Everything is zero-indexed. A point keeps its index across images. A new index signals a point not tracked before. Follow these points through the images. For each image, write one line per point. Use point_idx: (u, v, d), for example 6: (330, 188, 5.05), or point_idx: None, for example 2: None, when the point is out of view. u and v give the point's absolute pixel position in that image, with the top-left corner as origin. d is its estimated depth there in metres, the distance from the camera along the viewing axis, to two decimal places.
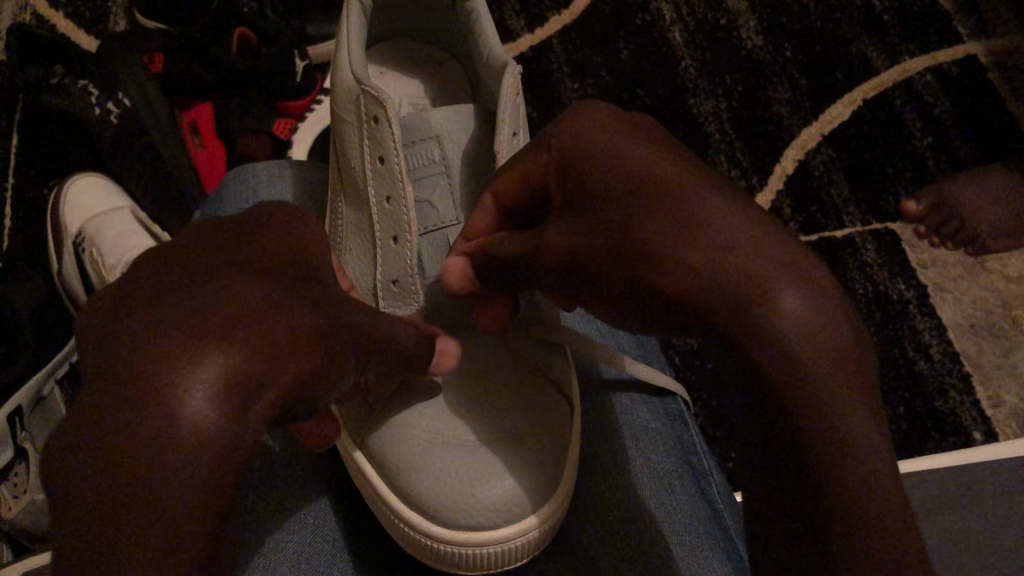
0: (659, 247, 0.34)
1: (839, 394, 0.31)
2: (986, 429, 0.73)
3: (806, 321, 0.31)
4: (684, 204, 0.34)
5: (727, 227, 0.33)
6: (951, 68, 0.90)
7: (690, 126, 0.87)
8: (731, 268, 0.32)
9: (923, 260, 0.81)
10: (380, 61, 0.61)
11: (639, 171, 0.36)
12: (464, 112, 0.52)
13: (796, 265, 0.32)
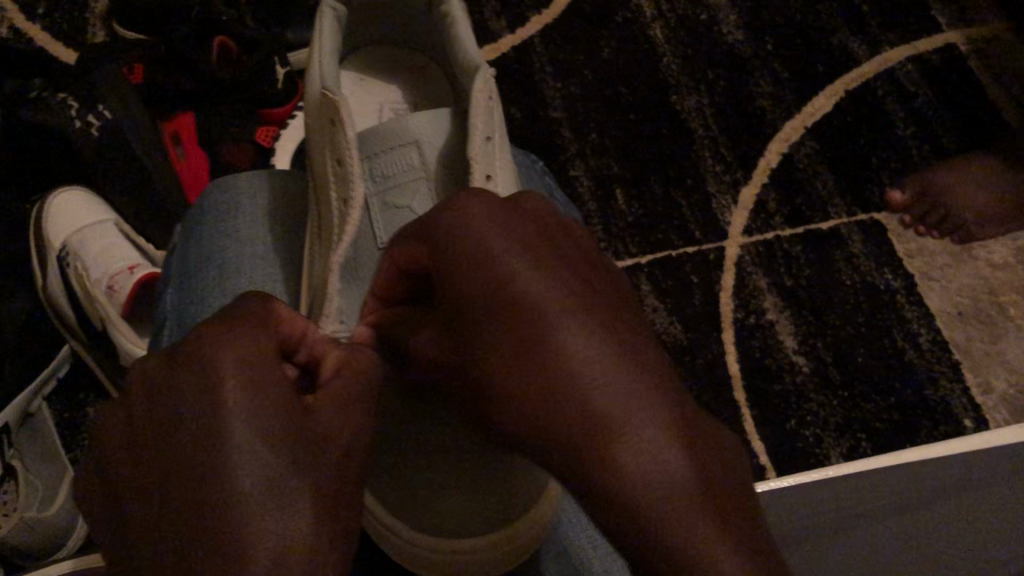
0: (521, 378, 0.33)
1: (676, 518, 0.29)
2: (976, 416, 0.74)
3: (655, 456, 0.30)
4: (527, 320, 0.33)
5: (571, 347, 0.32)
6: (931, 58, 0.90)
7: (674, 122, 0.87)
8: (575, 412, 0.31)
9: (909, 249, 0.81)
10: (359, 67, 0.61)
11: (490, 272, 0.34)
12: (439, 117, 0.52)
13: (623, 386, 0.31)
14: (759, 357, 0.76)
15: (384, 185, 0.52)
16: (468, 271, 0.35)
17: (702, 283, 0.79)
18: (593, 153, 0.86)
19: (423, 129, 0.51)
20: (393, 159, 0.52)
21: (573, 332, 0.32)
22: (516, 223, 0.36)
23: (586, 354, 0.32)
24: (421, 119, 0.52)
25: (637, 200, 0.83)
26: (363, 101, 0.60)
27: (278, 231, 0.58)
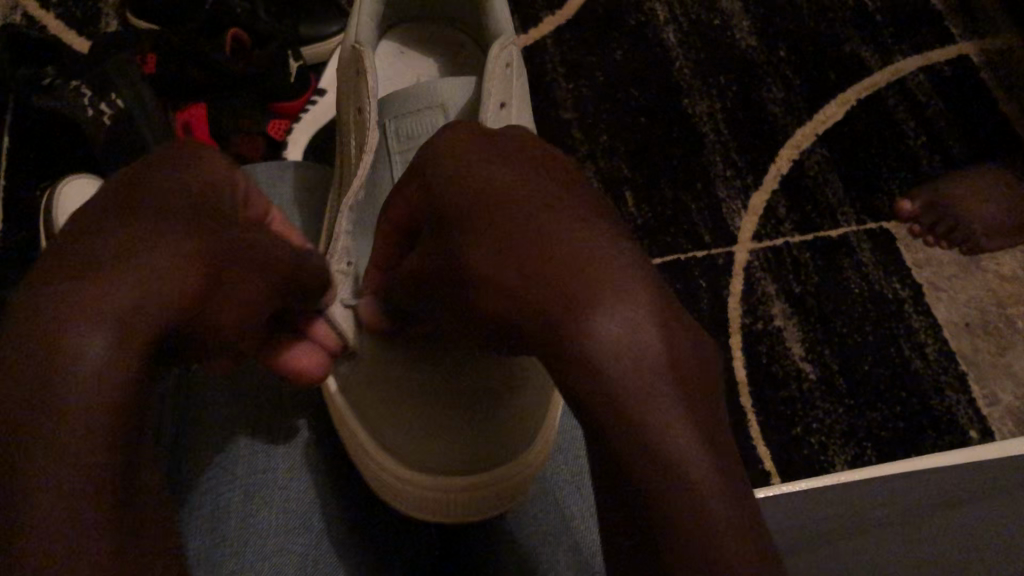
0: (503, 272, 0.34)
1: (664, 407, 0.29)
2: (982, 429, 0.74)
3: (630, 336, 0.31)
4: (527, 228, 0.34)
5: (577, 250, 0.33)
6: (944, 68, 0.90)
7: (685, 126, 0.87)
8: (555, 301, 0.32)
9: (918, 259, 0.81)
10: (400, 43, 0.61)
11: (496, 189, 0.36)
12: (468, 84, 0.53)
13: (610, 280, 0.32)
14: (765, 362, 0.76)
15: (407, 145, 0.52)
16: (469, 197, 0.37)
17: (710, 288, 0.79)
18: (603, 154, 0.86)
19: (450, 94, 0.52)
20: (418, 120, 0.52)
21: (566, 235, 0.33)
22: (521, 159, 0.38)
23: (588, 249, 0.33)
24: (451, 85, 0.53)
25: (646, 203, 0.83)
26: (399, 75, 0.60)
27: (303, 204, 0.58)
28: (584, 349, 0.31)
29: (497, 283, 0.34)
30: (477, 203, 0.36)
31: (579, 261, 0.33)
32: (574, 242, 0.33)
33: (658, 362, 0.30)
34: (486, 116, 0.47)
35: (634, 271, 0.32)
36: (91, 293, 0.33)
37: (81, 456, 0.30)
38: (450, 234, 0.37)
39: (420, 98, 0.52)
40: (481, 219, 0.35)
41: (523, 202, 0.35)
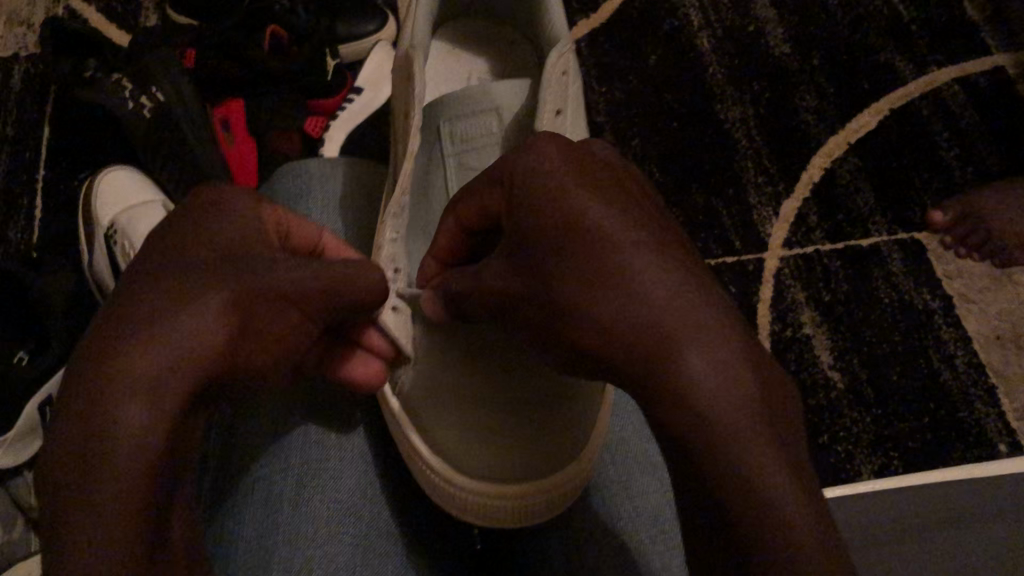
0: (585, 308, 0.36)
1: (745, 444, 0.30)
2: (1010, 441, 0.73)
3: (716, 373, 0.31)
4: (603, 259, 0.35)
5: (654, 284, 0.34)
6: (979, 80, 0.90)
7: (717, 132, 0.87)
8: (643, 334, 0.34)
9: (949, 270, 0.81)
10: (447, 39, 0.61)
11: (571, 207, 0.37)
12: (521, 87, 0.53)
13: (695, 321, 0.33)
14: (794, 370, 0.76)
15: (462, 148, 0.53)
16: (551, 224, 0.37)
17: (740, 294, 0.79)
18: (635, 158, 0.86)
19: (505, 97, 0.53)
20: (473, 123, 0.53)
21: (640, 275, 0.34)
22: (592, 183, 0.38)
23: (661, 290, 0.34)
24: (505, 88, 0.53)
25: (677, 208, 0.84)
26: (447, 71, 0.60)
27: (349, 206, 0.58)
28: (673, 382, 0.32)
29: (588, 330, 0.35)
30: (558, 237, 0.37)
31: (652, 309, 0.34)
32: (649, 279, 0.34)
33: (743, 402, 0.31)
34: (541, 126, 0.47)
35: (708, 304, 0.34)
36: (157, 315, 0.34)
37: (131, 473, 0.31)
38: (533, 262, 0.38)
39: (474, 99, 0.52)
40: (557, 273, 0.37)
41: (612, 229, 0.36)
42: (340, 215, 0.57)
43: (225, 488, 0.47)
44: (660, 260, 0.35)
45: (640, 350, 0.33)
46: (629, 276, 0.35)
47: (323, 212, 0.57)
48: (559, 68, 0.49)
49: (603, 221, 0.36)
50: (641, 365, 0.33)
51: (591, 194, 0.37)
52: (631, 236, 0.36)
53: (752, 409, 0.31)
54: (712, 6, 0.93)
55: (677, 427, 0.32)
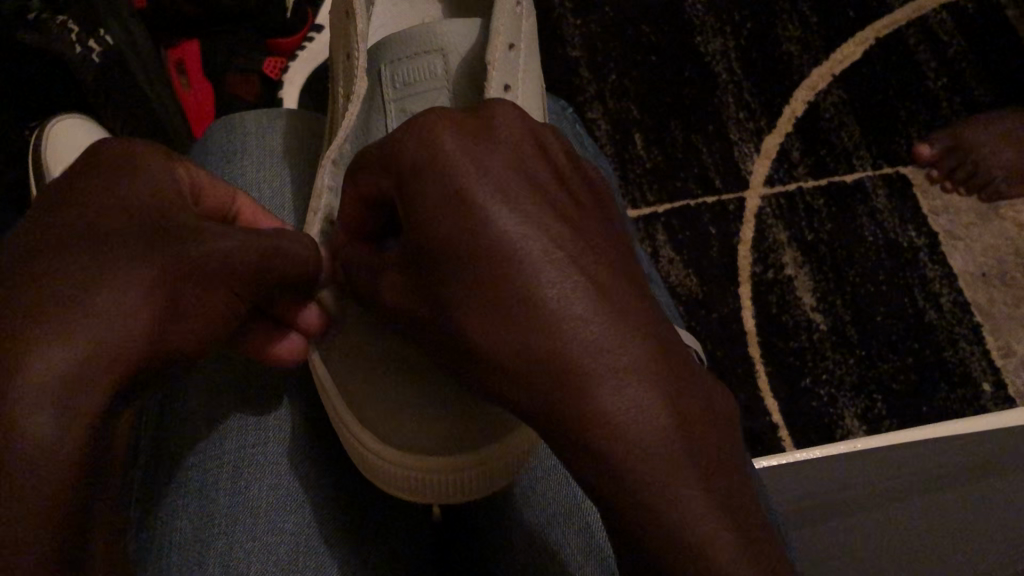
0: (489, 321, 0.30)
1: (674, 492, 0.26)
2: (996, 381, 0.72)
3: (633, 406, 0.27)
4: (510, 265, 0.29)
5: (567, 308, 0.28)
6: (967, 5, 0.87)
7: (697, 64, 0.84)
8: (550, 358, 0.28)
9: (935, 206, 0.79)
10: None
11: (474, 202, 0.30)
12: (468, 29, 0.48)
13: (614, 357, 0.28)
14: (775, 312, 0.74)
15: (402, 93, 0.47)
16: (445, 208, 0.31)
17: (720, 235, 0.77)
18: (612, 94, 0.83)
19: (451, 39, 0.48)
20: (416, 65, 0.48)
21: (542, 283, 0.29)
22: (499, 161, 0.32)
23: (569, 302, 0.28)
24: (453, 28, 0.48)
25: (656, 146, 0.81)
26: (400, 14, 0.57)
27: (295, 152, 0.55)
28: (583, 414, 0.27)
29: (481, 346, 0.30)
30: (455, 227, 0.30)
31: (559, 322, 0.28)
32: (552, 288, 0.29)
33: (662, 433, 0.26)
34: (491, 66, 0.43)
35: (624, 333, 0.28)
36: (60, 296, 0.28)
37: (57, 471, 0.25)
38: (418, 259, 0.32)
39: (419, 40, 0.48)
40: (445, 275, 0.31)
41: (507, 224, 0.30)
42: (288, 161, 0.54)
43: (160, 466, 0.44)
44: (568, 264, 0.29)
45: (542, 373, 0.28)
46: (526, 280, 0.29)
47: (271, 159, 0.54)
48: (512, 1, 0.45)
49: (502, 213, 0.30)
50: (546, 394, 0.28)
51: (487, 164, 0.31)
52: (534, 230, 0.30)
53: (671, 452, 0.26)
54: None
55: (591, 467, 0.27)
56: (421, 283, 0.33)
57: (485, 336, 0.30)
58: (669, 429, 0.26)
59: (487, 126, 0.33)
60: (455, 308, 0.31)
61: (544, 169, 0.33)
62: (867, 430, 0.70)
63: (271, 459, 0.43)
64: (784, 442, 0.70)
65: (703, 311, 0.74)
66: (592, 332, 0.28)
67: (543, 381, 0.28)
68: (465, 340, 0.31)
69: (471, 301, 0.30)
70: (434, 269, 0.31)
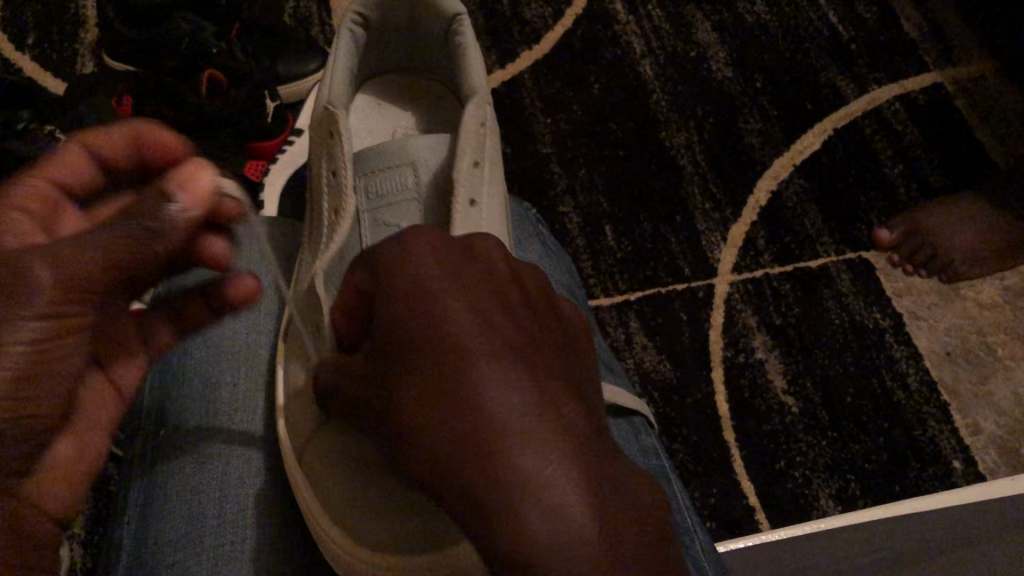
0: (417, 405, 0.30)
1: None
2: (965, 458, 0.73)
3: (551, 487, 0.26)
4: (449, 349, 0.30)
5: (493, 391, 0.28)
6: (918, 96, 0.91)
7: (663, 158, 0.87)
8: (467, 438, 0.28)
9: (898, 288, 0.81)
10: (375, 94, 0.61)
11: (435, 297, 0.32)
12: (439, 141, 0.52)
13: (533, 439, 0.27)
14: (746, 396, 0.76)
15: (376, 203, 0.52)
16: (410, 302, 0.32)
17: (691, 322, 0.79)
18: (582, 188, 0.86)
19: (420, 151, 0.52)
20: (389, 177, 0.52)
21: (479, 369, 0.29)
22: (474, 274, 0.33)
23: (497, 386, 0.28)
24: (423, 143, 0.52)
25: (626, 237, 0.83)
26: (375, 125, 0.60)
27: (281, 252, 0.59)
28: (493, 490, 0.27)
29: (407, 428, 0.30)
30: (413, 319, 0.32)
31: (483, 396, 0.28)
32: (482, 373, 0.29)
33: (570, 521, 0.25)
34: (458, 179, 0.48)
35: (549, 421, 0.28)
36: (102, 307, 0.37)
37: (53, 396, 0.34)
38: (379, 355, 0.33)
39: (391, 154, 0.52)
40: (393, 363, 0.32)
41: (462, 317, 0.31)
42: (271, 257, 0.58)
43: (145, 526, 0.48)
44: (507, 356, 0.29)
45: (458, 455, 0.28)
46: (462, 367, 0.29)
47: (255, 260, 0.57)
48: (476, 117, 0.49)
49: (458, 309, 0.31)
50: (458, 471, 0.28)
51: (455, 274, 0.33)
52: (482, 321, 0.31)
53: (584, 541, 0.25)
54: (652, 32, 0.94)
55: (495, 548, 0.26)
56: (375, 381, 0.33)
57: (415, 424, 0.30)
58: (585, 517, 0.25)
59: (472, 250, 0.35)
60: (397, 396, 0.31)
61: (517, 290, 0.34)
62: (842, 510, 0.71)
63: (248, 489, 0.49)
64: (761, 524, 0.71)
65: (678, 397, 0.76)
66: (514, 408, 0.28)
67: (461, 460, 0.28)
68: (393, 412, 0.31)
69: (408, 386, 0.30)
70: (390, 362, 0.32)
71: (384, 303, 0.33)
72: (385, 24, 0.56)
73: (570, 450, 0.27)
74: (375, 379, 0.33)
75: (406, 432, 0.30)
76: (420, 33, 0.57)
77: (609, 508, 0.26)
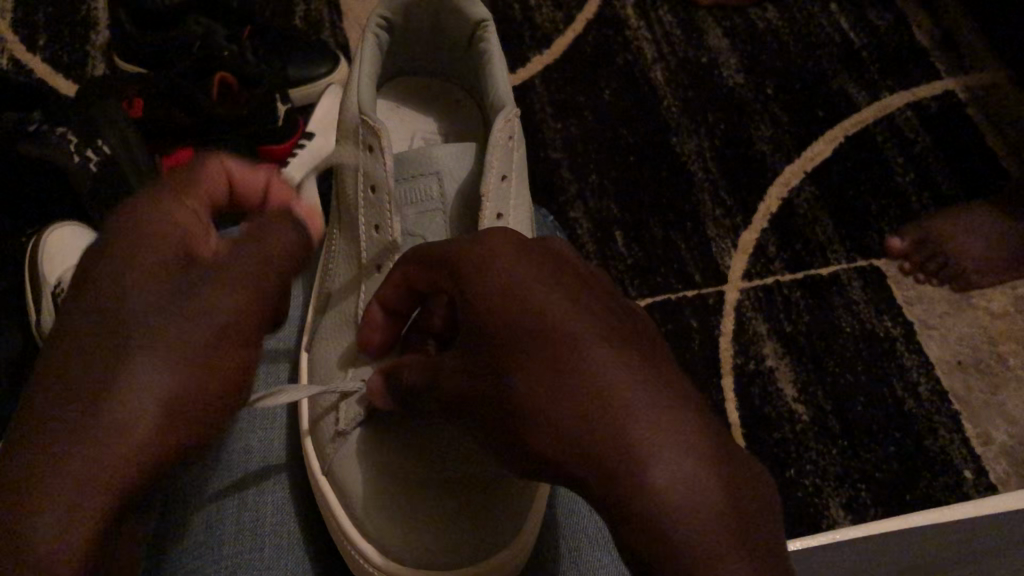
0: (522, 381, 0.33)
1: (689, 516, 0.28)
2: (976, 467, 0.73)
3: (662, 457, 0.29)
4: (548, 327, 0.33)
5: (601, 363, 0.31)
6: (930, 104, 0.91)
7: (674, 165, 0.87)
8: (585, 406, 0.31)
9: (909, 297, 0.81)
10: (393, 95, 0.61)
11: (519, 285, 0.35)
12: (465, 151, 0.53)
13: (648, 397, 0.30)
14: (757, 404, 0.76)
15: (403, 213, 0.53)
16: (498, 288, 0.35)
17: (701, 328, 0.79)
18: (593, 193, 0.85)
19: (446, 162, 0.52)
20: (416, 187, 0.52)
21: (581, 353, 0.32)
22: (547, 258, 0.36)
23: (600, 361, 0.31)
24: (449, 153, 0.53)
25: (636, 244, 0.83)
26: (394, 130, 0.60)
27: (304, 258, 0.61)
28: (615, 448, 0.30)
29: (518, 404, 0.33)
30: (504, 304, 0.35)
31: (593, 368, 0.31)
32: (583, 349, 0.32)
33: (693, 464, 0.29)
34: (488, 197, 0.48)
35: (652, 382, 0.31)
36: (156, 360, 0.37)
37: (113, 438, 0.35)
38: (473, 350, 0.36)
39: (418, 164, 0.53)
40: (492, 347, 0.35)
41: (562, 317, 0.33)
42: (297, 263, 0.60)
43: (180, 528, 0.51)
44: (601, 332, 0.32)
45: (578, 433, 0.31)
46: (569, 355, 0.32)
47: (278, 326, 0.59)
48: (506, 134, 0.50)
49: (545, 289, 0.34)
50: (574, 433, 0.31)
51: (540, 270, 0.35)
52: (572, 302, 0.34)
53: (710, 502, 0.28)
54: (664, 38, 0.94)
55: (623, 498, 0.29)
56: (476, 380, 0.36)
57: (525, 407, 0.33)
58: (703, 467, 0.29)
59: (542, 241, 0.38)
60: (510, 395, 0.34)
61: (592, 271, 0.37)
62: (853, 519, 0.71)
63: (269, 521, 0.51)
64: None
65: None
66: (621, 376, 0.31)
67: (580, 426, 0.31)
68: (500, 388, 0.34)
69: (513, 364, 0.34)
70: (490, 364, 0.35)
71: (476, 313, 0.36)
72: (409, 29, 0.56)
73: (682, 405, 0.30)
74: (472, 369, 0.36)
75: (518, 405, 0.33)
76: (440, 38, 0.57)
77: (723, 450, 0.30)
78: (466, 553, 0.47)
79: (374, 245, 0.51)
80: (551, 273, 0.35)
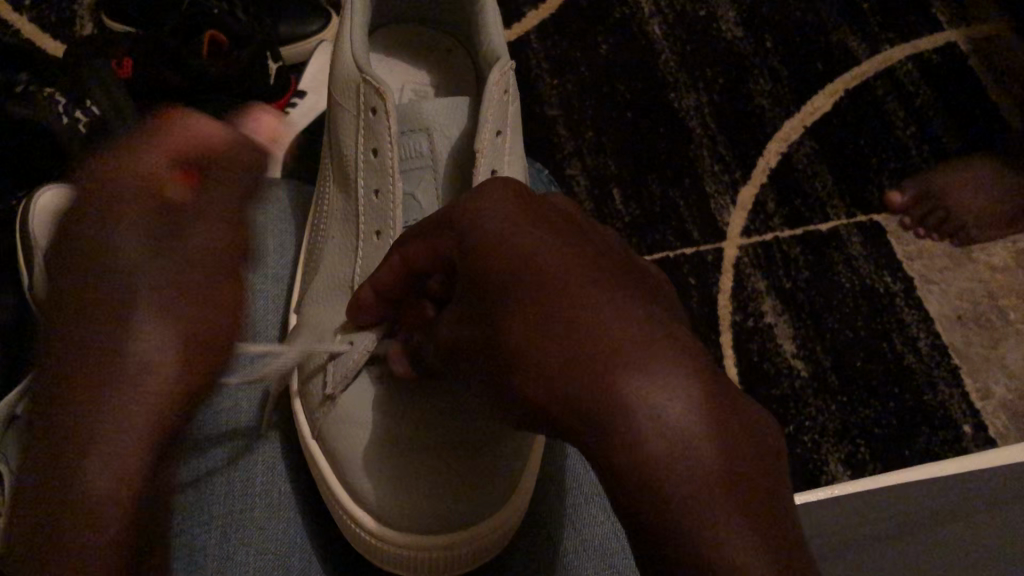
0: (518, 330, 0.32)
1: (683, 457, 0.27)
2: (976, 421, 0.73)
3: (668, 421, 0.27)
4: (545, 275, 0.32)
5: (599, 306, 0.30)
6: (932, 57, 0.89)
7: (672, 120, 0.86)
8: (580, 350, 0.30)
9: (909, 252, 0.80)
10: (383, 49, 0.60)
11: (517, 236, 0.33)
12: (457, 105, 0.52)
13: (643, 338, 0.29)
14: (757, 361, 0.75)
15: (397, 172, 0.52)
16: (497, 239, 0.34)
17: (700, 285, 0.78)
18: (590, 151, 0.84)
19: (438, 116, 0.51)
20: (409, 145, 0.52)
21: (579, 297, 0.31)
22: (547, 212, 0.35)
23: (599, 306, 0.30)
24: (442, 107, 0.52)
25: (634, 201, 0.82)
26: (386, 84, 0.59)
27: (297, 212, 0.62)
28: (607, 393, 0.28)
29: (514, 351, 0.32)
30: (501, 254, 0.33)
31: (588, 313, 0.30)
32: (576, 295, 0.31)
33: (690, 405, 0.27)
34: (483, 152, 0.48)
35: (648, 325, 0.30)
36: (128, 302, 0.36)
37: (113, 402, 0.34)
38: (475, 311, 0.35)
39: (411, 120, 0.52)
40: (489, 298, 0.34)
41: (558, 264, 0.32)
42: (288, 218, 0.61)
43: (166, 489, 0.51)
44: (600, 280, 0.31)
45: (575, 395, 0.29)
46: (565, 300, 0.31)
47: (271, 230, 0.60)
48: (501, 87, 0.49)
49: (543, 239, 0.33)
50: (565, 379, 0.30)
51: (537, 223, 0.34)
52: (569, 251, 0.32)
53: (701, 445, 0.27)
54: None
55: (610, 444, 0.28)
56: (474, 333, 0.35)
57: (520, 354, 0.32)
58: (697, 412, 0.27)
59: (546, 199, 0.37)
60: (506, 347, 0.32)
61: (596, 228, 0.36)
62: (851, 474, 0.71)
63: (259, 479, 0.51)
64: None
65: None
66: (618, 318, 0.30)
67: (570, 372, 0.30)
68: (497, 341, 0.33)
69: (508, 315, 0.32)
70: (487, 315, 0.34)
71: (473, 267, 0.35)
72: None
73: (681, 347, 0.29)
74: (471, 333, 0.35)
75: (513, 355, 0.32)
76: None
77: (723, 393, 0.29)
78: (462, 518, 0.47)
79: (372, 207, 0.51)
80: (548, 226, 0.34)
